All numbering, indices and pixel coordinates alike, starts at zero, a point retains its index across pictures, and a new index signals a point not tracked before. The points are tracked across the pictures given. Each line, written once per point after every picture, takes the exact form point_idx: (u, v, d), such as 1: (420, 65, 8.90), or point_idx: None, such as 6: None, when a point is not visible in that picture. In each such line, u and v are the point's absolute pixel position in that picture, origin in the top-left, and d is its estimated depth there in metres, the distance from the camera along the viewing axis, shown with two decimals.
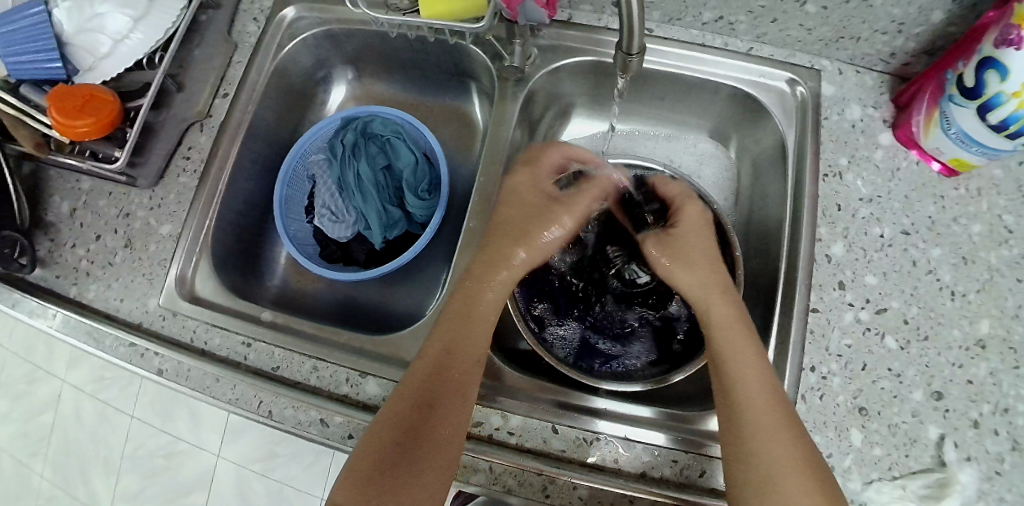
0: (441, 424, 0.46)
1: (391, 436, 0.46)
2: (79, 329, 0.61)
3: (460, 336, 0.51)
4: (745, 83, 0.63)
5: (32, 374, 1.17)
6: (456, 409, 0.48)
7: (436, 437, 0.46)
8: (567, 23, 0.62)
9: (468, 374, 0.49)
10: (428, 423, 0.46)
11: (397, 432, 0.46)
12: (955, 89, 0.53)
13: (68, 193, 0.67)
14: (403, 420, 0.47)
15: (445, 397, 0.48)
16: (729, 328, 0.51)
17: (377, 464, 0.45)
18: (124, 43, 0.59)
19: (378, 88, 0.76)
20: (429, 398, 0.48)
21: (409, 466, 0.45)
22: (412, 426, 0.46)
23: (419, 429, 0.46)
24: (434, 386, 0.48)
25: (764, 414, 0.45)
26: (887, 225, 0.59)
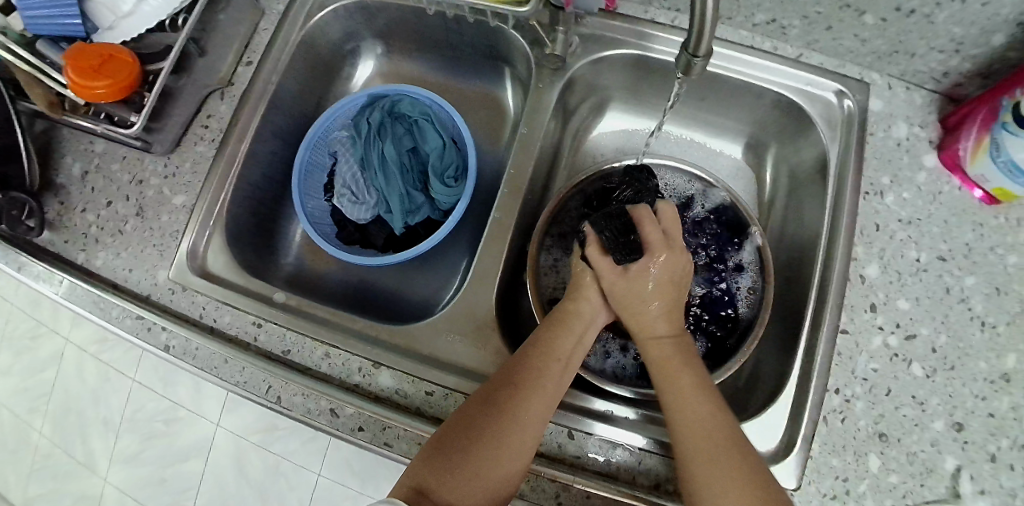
0: (521, 424, 0.46)
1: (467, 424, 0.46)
2: (86, 297, 0.60)
3: (550, 344, 0.51)
4: (793, 91, 0.61)
5: (35, 330, 1.16)
6: (535, 412, 0.47)
7: (515, 439, 0.45)
8: (613, 13, 0.59)
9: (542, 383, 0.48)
10: (510, 421, 0.46)
11: (477, 422, 0.46)
12: (1008, 117, 0.51)
13: (79, 154, 0.65)
14: (485, 411, 0.47)
15: (530, 395, 0.47)
16: (671, 362, 0.51)
17: (456, 451, 0.44)
18: (147, 3, 0.56)
19: (408, 66, 0.73)
20: (508, 392, 0.47)
21: (485, 458, 0.44)
22: (491, 420, 0.46)
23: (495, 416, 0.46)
24: (517, 384, 0.48)
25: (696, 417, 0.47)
26: (923, 249, 0.58)
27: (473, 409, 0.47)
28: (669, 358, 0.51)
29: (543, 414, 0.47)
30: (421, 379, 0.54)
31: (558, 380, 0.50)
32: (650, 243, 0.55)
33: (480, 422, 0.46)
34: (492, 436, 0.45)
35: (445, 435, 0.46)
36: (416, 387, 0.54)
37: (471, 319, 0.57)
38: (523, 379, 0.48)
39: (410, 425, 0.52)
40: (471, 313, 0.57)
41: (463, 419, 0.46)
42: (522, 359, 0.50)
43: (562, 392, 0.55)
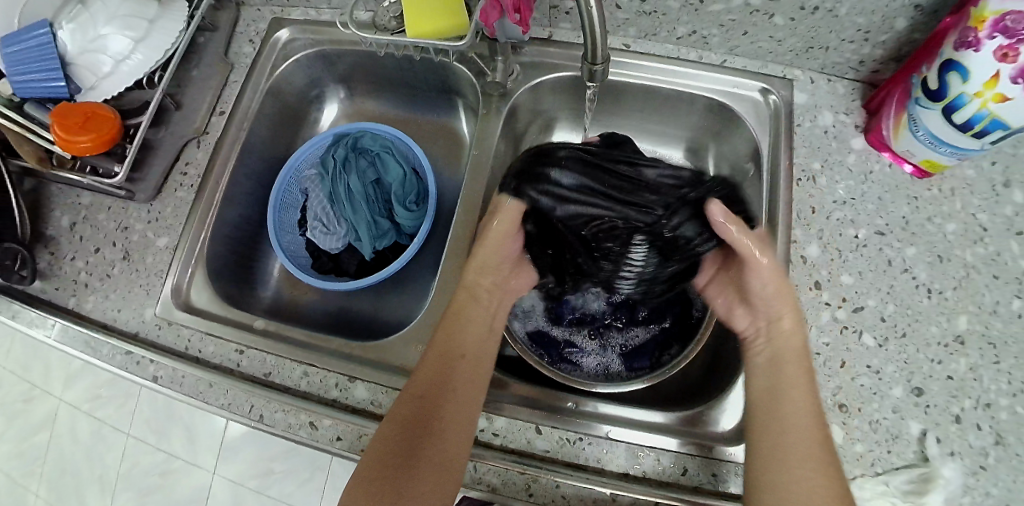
0: (439, 443, 0.49)
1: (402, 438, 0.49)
2: (77, 338, 0.63)
3: (445, 349, 0.54)
4: (720, 93, 0.66)
5: (27, 394, 1.18)
6: (450, 429, 0.50)
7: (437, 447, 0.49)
8: (548, 40, 0.65)
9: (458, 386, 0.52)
10: (430, 445, 0.49)
11: (396, 452, 0.49)
12: (920, 92, 0.55)
13: (68, 208, 0.70)
14: (400, 440, 0.49)
15: (442, 412, 0.50)
16: (793, 352, 0.53)
17: (397, 476, 0.48)
18: (125, 63, 0.62)
19: (371, 106, 0.79)
20: (418, 419, 0.50)
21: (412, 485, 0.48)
22: (416, 437, 0.49)
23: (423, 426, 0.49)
24: (427, 405, 0.50)
25: (795, 422, 0.49)
26: (861, 225, 0.61)
27: (388, 438, 0.49)
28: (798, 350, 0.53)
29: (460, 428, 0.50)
30: (395, 389, 0.56)
31: (463, 390, 0.52)
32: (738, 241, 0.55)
33: (396, 454, 0.49)
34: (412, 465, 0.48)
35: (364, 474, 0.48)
36: (390, 397, 0.56)
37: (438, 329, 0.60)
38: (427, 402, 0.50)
39: None
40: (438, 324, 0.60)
41: (382, 452, 0.49)
42: (430, 370, 0.53)
43: (546, 396, 0.57)
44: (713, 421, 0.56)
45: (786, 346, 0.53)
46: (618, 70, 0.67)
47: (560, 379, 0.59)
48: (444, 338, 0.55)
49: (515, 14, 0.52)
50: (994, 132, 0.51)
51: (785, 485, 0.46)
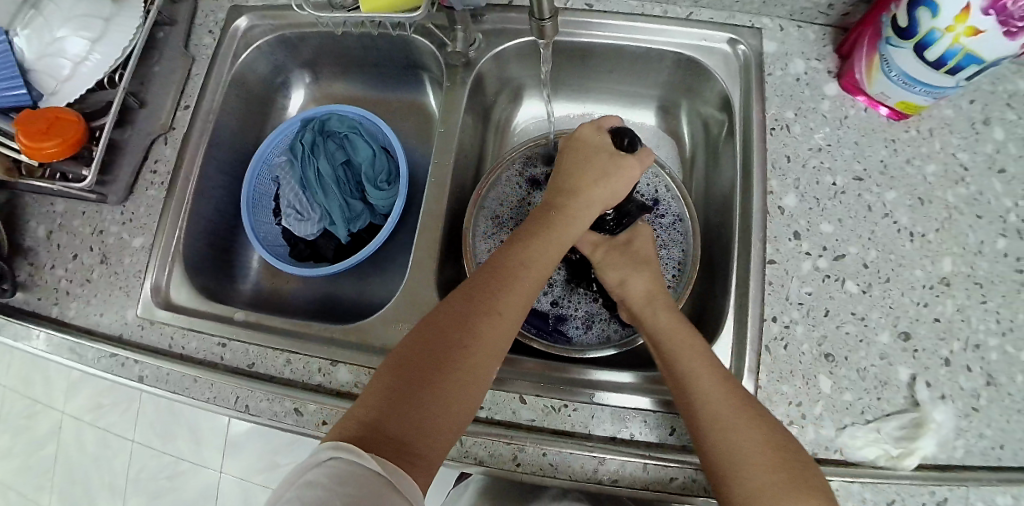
0: (481, 347, 0.46)
1: (431, 342, 0.46)
2: (62, 346, 0.63)
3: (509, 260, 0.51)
4: (688, 47, 0.64)
5: (30, 408, 1.20)
6: (484, 356, 0.46)
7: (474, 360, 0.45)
8: (509, 5, 0.63)
9: (510, 304, 0.49)
10: (466, 352, 0.45)
11: (428, 354, 0.45)
12: (890, 32, 0.53)
13: (43, 216, 0.69)
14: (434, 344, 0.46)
15: (488, 319, 0.47)
16: (680, 341, 0.51)
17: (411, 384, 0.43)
18: (84, 65, 0.61)
19: (336, 88, 0.78)
20: (459, 331, 0.46)
21: (440, 402, 0.43)
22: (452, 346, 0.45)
23: (467, 335, 0.46)
24: (473, 307, 0.48)
25: (722, 397, 0.46)
26: (838, 173, 0.59)
27: (420, 348, 0.46)
28: (678, 330, 0.52)
29: (491, 354, 0.47)
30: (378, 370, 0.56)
31: (509, 311, 0.49)
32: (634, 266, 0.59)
33: (434, 347, 0.45)
34: (445, 379, 0.44)
35: (391, 382, 0.44)
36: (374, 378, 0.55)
37: (416, 309, 0.59)
38: (465, 318, 0.47)
39: None
40: (418, 303, 0.59)
41: (412, 359, 0.45)
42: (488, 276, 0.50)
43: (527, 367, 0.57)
44: None
45: (671, 331, 0.52)
46: (581, 32, 0.65)
47: (551, 350, 0.59)
48: (498, 259, 0.52)
49: None
50: (970, 68, 0.50)
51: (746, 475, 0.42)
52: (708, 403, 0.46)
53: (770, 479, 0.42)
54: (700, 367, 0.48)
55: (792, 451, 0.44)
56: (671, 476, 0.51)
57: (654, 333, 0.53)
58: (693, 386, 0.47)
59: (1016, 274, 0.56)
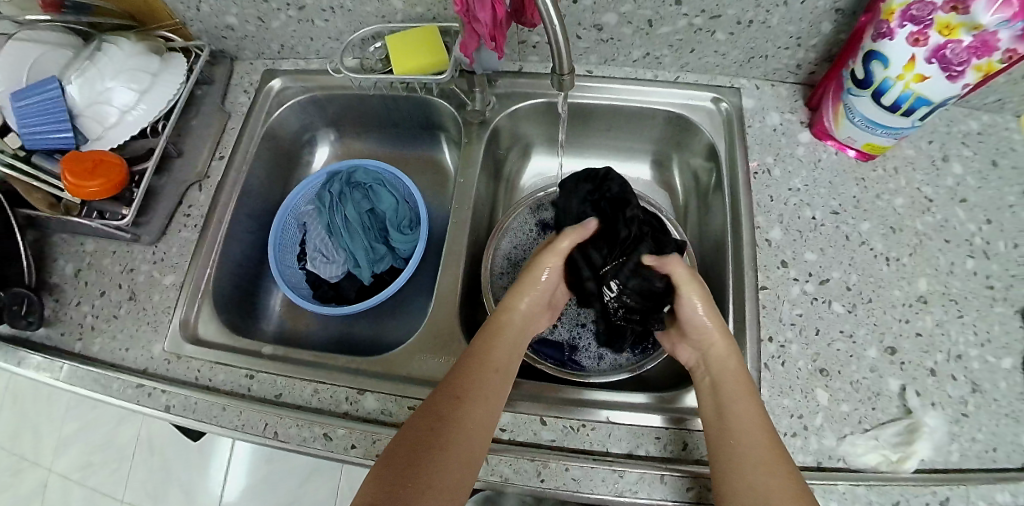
0: (465, 429, 0.49)
1: (416, 433, 0.49)
2: (87, 377, 0.65)
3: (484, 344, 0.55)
4: (677, 107, 0.72)
5: (16, 466, 1.16)
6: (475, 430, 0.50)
7: (459, 440, 0.49)
8: (518, 72, 0.72)
9: (490, 384, 0.53)
10: (452, 436, 0.49)
11: (416, 444, 0.48)
12: (850, 83, 0.62)
13: (71, 255, 0.72)
14: (420, 432, 0.49)
15: (470, 403, 0.51)
16: (732, 383, 0.52)
17: (401, 473, 0.46)
18: (131, 114, 0.67)
19: (358, 145, 0.84)
20: (441, 419, 0.49)
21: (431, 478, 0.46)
22: (437, 432, 0.49)
23: (450, 419, 0.49)
24: (456, 394, 0.51)
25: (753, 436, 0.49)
26: (817, 208, 0.66)
27: (416, 427, 0.49)
28: (736, 375, 0.53)
29: (477, 434, 0.50)
30: (404, 397, 0.58)
31: (488, 392, 0.52)
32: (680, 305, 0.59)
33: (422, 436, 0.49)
34: (437, 454, 0.47)
35: (389, 460, 0.48)
36: (400, 405, 0.58)
37: (437, 340, 0.62)
38: (461, 393, 0.51)
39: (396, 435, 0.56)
40: (439, 331, 0.63)
41: (403, 452, 0.48)
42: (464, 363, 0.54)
43: (545, 387, 0.60)
44: None
45: (727, 371, 0.53)
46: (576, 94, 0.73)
47: (568, 377, 0.62)
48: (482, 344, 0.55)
49: (491, 41, 0.53)
50: (920, 109, 0.58)
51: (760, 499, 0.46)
52: (734, 446, 0.49)
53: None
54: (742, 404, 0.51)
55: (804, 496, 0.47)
56: (686, 487, 0.53)
57: (712, 368, 0.54)
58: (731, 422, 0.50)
59: (987, 289, 0.62)
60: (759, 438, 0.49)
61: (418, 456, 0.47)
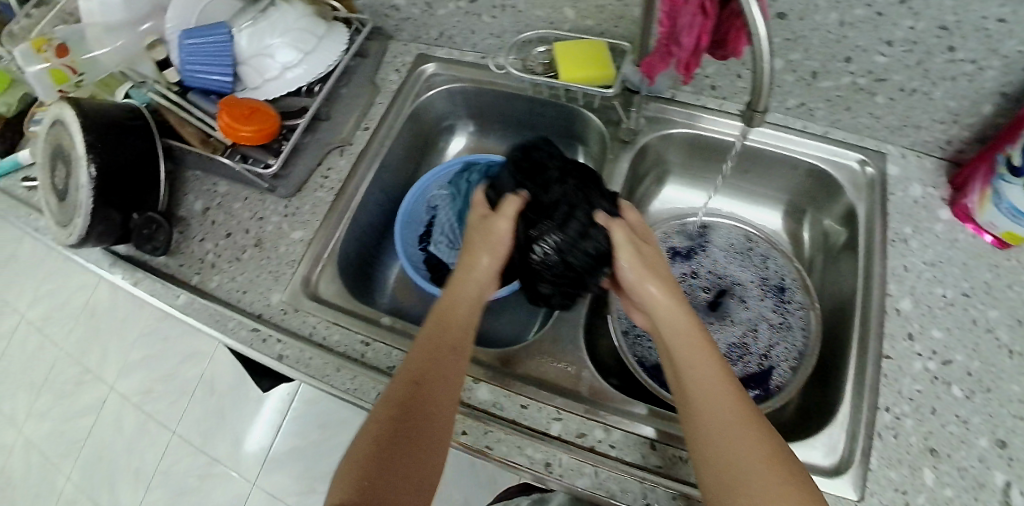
0: (436, 419, 0.49)
1: (401, 412, 0.49)
2: (203, 311, 0.67)
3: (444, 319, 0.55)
4: (822, 161, 0.72)
5: (80, 376, 1.27)
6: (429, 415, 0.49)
7: (428, 425, 0.49)
8: (669, 100, 0.72)
9: (435, 362, 0.52)
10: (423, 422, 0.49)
11: (404, 421, 0.48)
12: (1004, 169, 0.60)
13: (202, 194, 0.75)
14: (405, 411, 0.49)
15: (431, 389, 0.50)
16: (687, 341, 0.51)
17: (391, 452, 0.47)
18: (290, 72, 0.68)
19: (492, 143, 0.84)
20: (419, 402, 0.49)
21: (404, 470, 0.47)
22: (416, 414, 0.49)
23: (430, 404, 0.49)
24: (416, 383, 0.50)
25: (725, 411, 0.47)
26: (948, 286, 0.65)
27: (392, 408, 0.49)
28: (691, 334, 0.52)
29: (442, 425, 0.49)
30: (518, 394, 0.59)
31: (436, 376, 0.51)
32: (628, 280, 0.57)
33: (417, 416, 0.49)
34: (413, 438, 0.48)
35: (374, 428, 0.48)
36: (512, 401, 0.58)
37: (550, 346, 0.65)
38: (412, 375, 0.51)
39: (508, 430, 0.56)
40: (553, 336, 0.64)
41: (391, 421, 0.48)
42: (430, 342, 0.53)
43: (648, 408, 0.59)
44: (809, 453, 0.59)
45: (680, 333, 0.52)
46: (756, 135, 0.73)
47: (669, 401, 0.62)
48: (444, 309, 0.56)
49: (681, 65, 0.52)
50: None
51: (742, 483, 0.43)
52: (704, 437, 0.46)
53: (762, 489, 0.42)
54: (697, 372, 0.49)
55: (792, 475, 0.43)
56: None
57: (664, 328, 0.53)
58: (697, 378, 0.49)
59: None
60: (716, 400, 0.47)
61: (412, 439, 0.48)
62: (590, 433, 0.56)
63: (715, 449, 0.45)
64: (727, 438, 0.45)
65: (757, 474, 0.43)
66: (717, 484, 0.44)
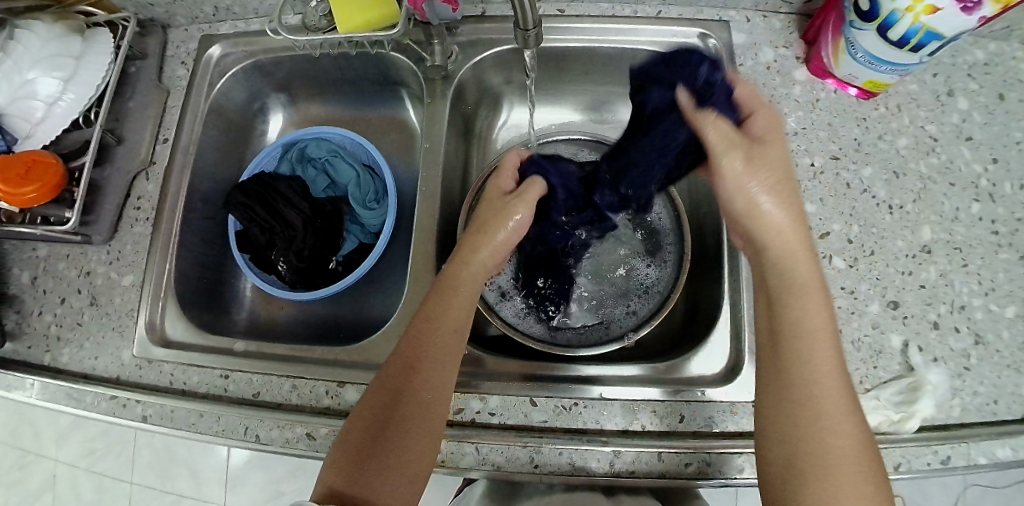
0: (422, 409, 0.48)
1: (374, 413, 0.48)
2: (58, 393, 0.61)
3: (438, 312, 0.52)
4: (660, 44, 0.66)
5: (23, 459, 1.12)
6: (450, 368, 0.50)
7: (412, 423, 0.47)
8: (482, 16, 0.64)
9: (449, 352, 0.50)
10: (403, 419, 0.47)
11: (378, 420, 0.47)
12: (853, 16, 0.55)
13: (27, 262, 0.67)
14: (379, 411, 0.48)
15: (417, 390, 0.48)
16: (793, 281, 0.46)
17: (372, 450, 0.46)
18: (58, 106, 0.60)
19: (315, 109, 0.78)
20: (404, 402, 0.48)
21: (397, 450, 0.46)
22: (397, 416, 0.47)
23: (409, 400, 0.48)
24: (402, 389, 0.48)
25: (827, 375, 0.44)
26: (816, 154, 0.61)
27: (377, 398, 0.49)
28: (805, 281, 0.46)
29: (431, 418, 0.48)
30: None
31: (444, 357, 0.50)
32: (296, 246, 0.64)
33: (388, 416, 0.47)
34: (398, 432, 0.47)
35: (352, 435, 0.47)
36: None
37: None
38: (432, 319, 0.51)
39: None
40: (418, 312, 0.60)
41: (369, 426, 0.47)
42: (406, 352, 0.50)
43: (542, 368, 0.58)
44: (699, 367, 0.56)
45: (783, 257, 0.47)
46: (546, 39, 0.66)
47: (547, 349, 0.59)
48: (464, 253, 0.54)
49: None
50: (931, 44, 0.52)
51: (828, 484, 0.41)
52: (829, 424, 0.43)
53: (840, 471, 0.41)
54: (818, 329, 0.45)
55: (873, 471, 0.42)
56: (686, 463, 0.52)
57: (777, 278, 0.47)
58: (793, 331, 0.45)
59: (991, 235, 0.58)
60: (838, 374, 0.44)
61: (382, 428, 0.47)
62: (468, 407, 0.55)
63: (800, 413, 0.43)
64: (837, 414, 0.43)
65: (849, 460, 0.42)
66: (803, 461, 0.42)
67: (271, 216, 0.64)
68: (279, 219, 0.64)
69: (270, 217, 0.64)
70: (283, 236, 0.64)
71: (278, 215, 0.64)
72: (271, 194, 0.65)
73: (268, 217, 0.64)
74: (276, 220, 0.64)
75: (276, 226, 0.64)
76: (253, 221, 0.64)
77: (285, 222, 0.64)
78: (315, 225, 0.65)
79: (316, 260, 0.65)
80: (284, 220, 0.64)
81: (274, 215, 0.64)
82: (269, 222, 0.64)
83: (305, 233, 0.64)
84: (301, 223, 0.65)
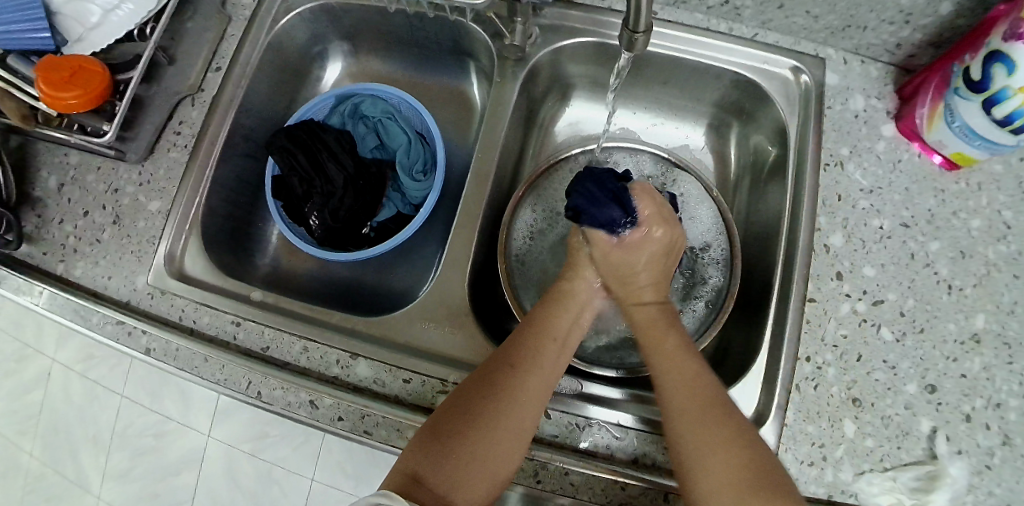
0: (521, 402, 0.47)
1: (471, 397, 0.47)
2: (66, 306, 0.60)
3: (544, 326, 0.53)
4: (751, 68, 0.63)
5: (20, 352, 1.13)
6: (553, 368, 0.50)
7: (507, 415, 0.46)
8: (570, 3, 0.61)
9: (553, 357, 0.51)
10: (502, 411, 0.46)
11: (472, 405, 0.47)
12: (960, 83, 0.51)
13: (57, 167, 0.65)
14: (478, 398, 0.47)
15: (520, 381, 0.48)
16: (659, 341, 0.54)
17: (454, 435, 0.45)
18: (115, 14, 0.58)
19: (375, 65, 0.76)
20: (501, 391, 0.47)
21: (484, 445, 0.45)
22: (490, 404, 0.47)
23: (507, 388, 0.47)
24: (506, 375, 0.48)
25: (675, 401, 0.49)
26: (887, 217, 0.59)
27: (471, 386, 0.48)
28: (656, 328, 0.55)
29: (527, 416, 0.47)
30: (399, 368, 0.55)
31: (548, 362, 0.50)
32: (335, 204, 0.62)
33: (482, 401, 0.47)
34: (488, 421, 0.46)
35: (442, 416, 0.47)
36: (393, 376, 0.54)
37: (447, 306, 0.58)
38: (539, 328, 0.53)
39: (388, 412, 0.52)
40: (446, 300, 0.58)
41: (458, 408, 0.47)
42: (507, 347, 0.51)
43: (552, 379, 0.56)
44: None
45: (659, 347, 0.53)
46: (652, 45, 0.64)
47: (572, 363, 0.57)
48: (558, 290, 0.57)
49: None
50: None
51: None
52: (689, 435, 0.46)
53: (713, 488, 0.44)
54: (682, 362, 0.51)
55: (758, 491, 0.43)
56: None
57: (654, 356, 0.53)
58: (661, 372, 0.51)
59: None
60: (707, 398, 0.48)
61: (472, 414, 0.46)
62: None
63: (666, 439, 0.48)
64: (691, 416, 0.47)
65: (715, 450, 0.45)
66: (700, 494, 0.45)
67: (313, 169, 0.62)
68: (320, 172, 0.62)
69: (313, 170, 0.62)
70: (321, 191, 0.62)
71: (319, 170, 0.62)
72: (314, 146, 0.63)
73: (308, 169, 0.62)
74: (317, 174, 0.62)
75: (316, 180, 0.62)
76: (293, 171, 0.62)
77: (326, 177, 0.62)
78: (358, 185, 0.63)
79: (353, 222, 0.63)
80: (325, 175, 0.62)
81: (315, 169, 0.62)
82: (308, 174, 0.62)
83: (346, 191, 0.62)
84: (342, 182, 0.62)
